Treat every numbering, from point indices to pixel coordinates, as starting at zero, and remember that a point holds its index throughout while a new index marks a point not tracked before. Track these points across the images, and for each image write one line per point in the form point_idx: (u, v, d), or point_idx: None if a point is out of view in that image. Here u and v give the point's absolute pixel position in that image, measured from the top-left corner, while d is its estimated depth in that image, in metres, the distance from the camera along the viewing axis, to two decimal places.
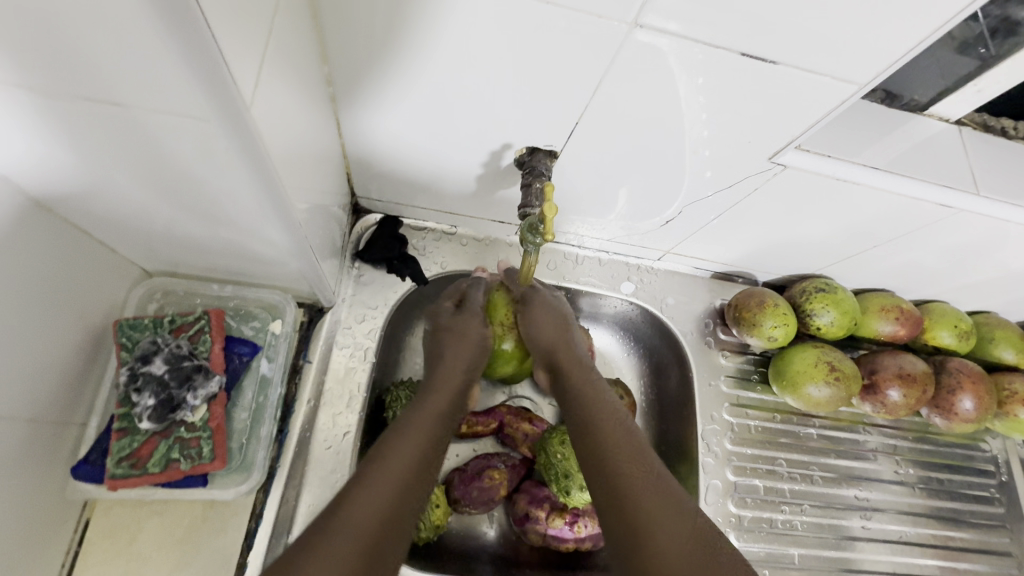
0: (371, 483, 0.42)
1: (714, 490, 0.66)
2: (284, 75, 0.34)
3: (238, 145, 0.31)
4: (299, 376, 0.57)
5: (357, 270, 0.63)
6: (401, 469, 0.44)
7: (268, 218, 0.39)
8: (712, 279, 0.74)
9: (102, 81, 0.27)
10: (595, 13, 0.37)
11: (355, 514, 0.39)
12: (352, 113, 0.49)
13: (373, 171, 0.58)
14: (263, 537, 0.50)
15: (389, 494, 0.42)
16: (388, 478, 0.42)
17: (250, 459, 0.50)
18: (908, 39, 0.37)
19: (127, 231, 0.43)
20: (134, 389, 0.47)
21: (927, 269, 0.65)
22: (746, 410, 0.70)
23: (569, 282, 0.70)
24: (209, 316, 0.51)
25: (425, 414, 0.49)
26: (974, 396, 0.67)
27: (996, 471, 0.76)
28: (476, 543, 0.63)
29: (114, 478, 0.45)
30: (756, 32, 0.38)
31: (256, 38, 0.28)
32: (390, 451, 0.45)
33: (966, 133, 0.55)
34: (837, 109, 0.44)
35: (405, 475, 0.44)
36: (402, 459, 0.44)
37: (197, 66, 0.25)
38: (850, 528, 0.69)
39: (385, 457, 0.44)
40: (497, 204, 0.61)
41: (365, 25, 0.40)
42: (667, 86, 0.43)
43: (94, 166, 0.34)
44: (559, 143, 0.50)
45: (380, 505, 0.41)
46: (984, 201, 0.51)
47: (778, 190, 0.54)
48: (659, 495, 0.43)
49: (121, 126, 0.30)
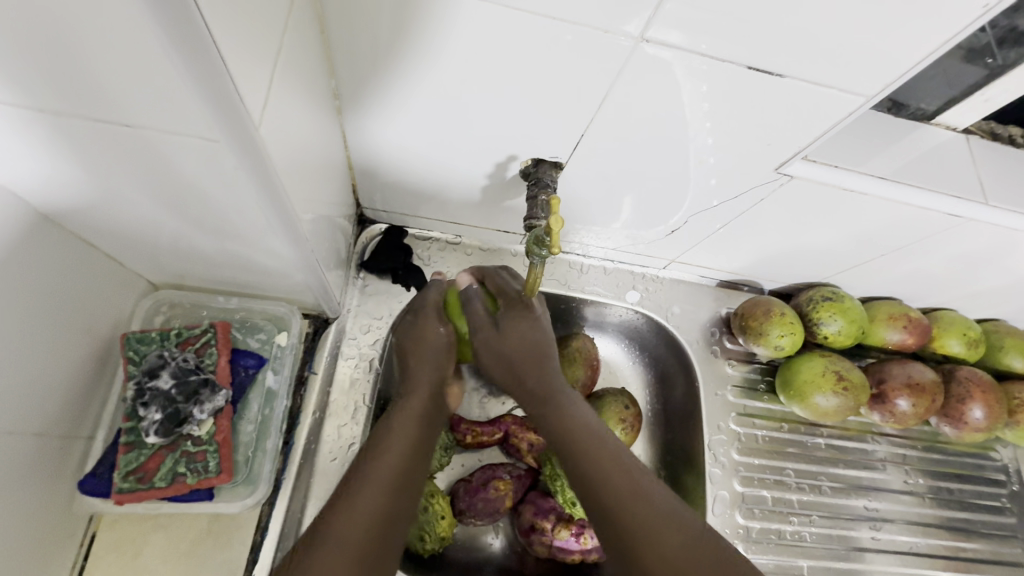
0: (357, 496, 0.41)
1: (721, 501, 0.65)
2: (292, 92, 0.34)
3: (245, 163, 0.31)
4: (304, 388, 0.57)
5: (361, 281, 0.63)
6: (386, 480, 0.43)
7: (274, 231, 0.39)
8: (717, 288, 0.73)
9: (111, 101, 0.27)
10: (601, 27, 0.37)
11: (343, 528, 0.40)
12: (357, 125, 0.49)
13: (379, 181, 0.58)
14: (268, 551, 0.50)
15: (376, 504, 0.42)
16: (375, 490, 0.42)
17: (257, 472, 0.50)
18: (917, 49, 0.37)
19: (134, 244, 0.43)
20: (141, 403, 0.46)
21: (936, 278, 0.64)
22: (753, 420, 0.70)
23: (574, 291, 0.69)
24: (216, 329, 0.51)
25: (406, 421, 0.48)
26: (984, 405, 0.66)
27: (1007, 480, 0.75)
28: (480, 554, 0.63)
29: (121, 493, 0.45)
30: (762, 45, 0.38)
31: (264, 58, 0.28)
32: (376, 458, 0.44)
33: (974, 141, 0.55)
34: (846, 119, 0.43)
35: (390, 487, 0.43)
36: (383, 475, 0.43)
37: (206, 87, 0.25)
38: (860, 539, 0.68)
39: (372, 469, 0.43)
40: (503, 213, 0.61)
41: (372, 39, 0.40)
42: (672, 97, 0.43)
43: (102, 183, 0.34)
44: (564, 154, 0.50)
45: (372, 514, 0.41)
46: (994, 210, 0.51)
47: (785, 199, 0.53)
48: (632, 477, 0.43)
49: (128, 143, 0.30)
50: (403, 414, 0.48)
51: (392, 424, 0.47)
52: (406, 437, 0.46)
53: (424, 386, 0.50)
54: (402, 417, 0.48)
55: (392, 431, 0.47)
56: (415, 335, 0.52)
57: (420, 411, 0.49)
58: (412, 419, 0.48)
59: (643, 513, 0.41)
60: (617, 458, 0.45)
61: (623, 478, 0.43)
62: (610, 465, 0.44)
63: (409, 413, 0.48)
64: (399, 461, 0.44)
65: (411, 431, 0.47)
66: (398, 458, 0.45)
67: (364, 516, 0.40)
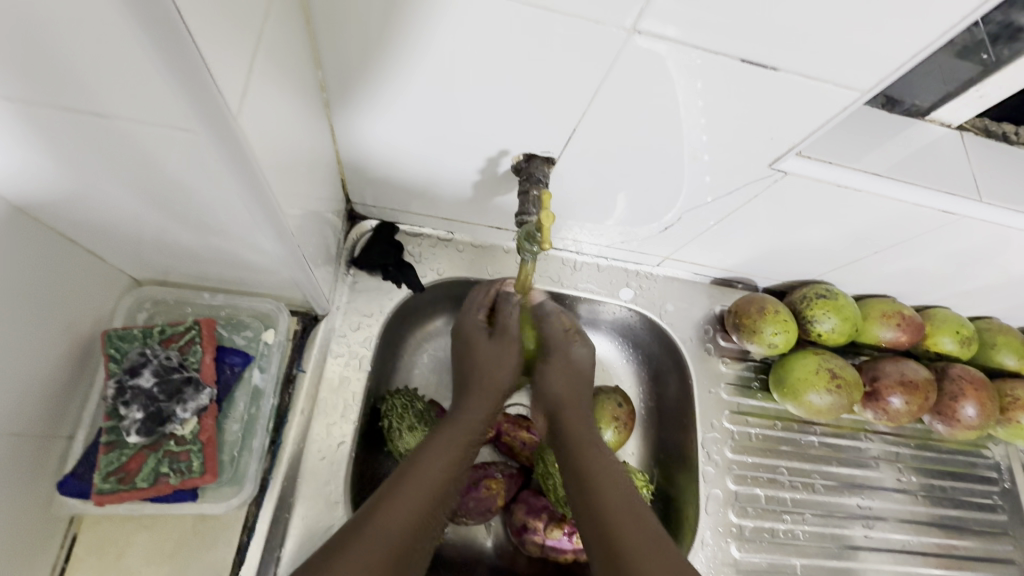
0: (399, 492, 0.43)
1: (714, 499, 0.65)
2: (275, 83, 0.33)
3: (227, 156, 0.30)
4: (292, 386, 0.56)
5: (352, 277, 0.62)
6: (433, 480, 0.45)
7: (259, 227, 0.38)
8: (711, 285, 0.73)
9: (83, 89, 0.26)
10: (592, 19, 0.36)
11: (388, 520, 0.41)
12: (346, 120, 0.48)
13: (368, 177, 0.57)
14: (256, 551, 0.50)
15: (421, 503, 0.43)
16: (422, 488, 0.44)
17: (242, 472, 0.50)
18: (913, 42, 0.36)
19: (115, 239, 0.42)
20: (122, 402, 0.45)
21: (930, 275, 0.64)
22: (746, 418, 0.69)
23: (567, 288, 0.69)
24: (200, 326, 0.50)
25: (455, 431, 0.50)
26: (977, 403, 0.66)
27: (998, 478, 0.75)
28: (472, 555, 0.62)
29: (101, 494, 0.44)
30: (757, 38, 0.37)
31: (243, 47, 0.28)
32: (426, 458, 0.46)
33: (968, 138, 0.55)
34: (840, 114, 0.43)
35: (434, 490, 0.45)
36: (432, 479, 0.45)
37: (182, 76, 0.25)
38: (853, 537, 0.68)
39: (420, 466, 0.45)
40: (494, 210, 0.60)
41: (360, 31, 0.39)
42: (666, 91, 0.42)
43: (81, 176, 0.33)
44: (556, 149, 0.50)
45: (415, 508, 0.43)
46: (987, 207, 0.51)
47: (779, 196, 0.53)
48: (653, 527, 0.42)
49: (104, 134, 0.29)
50: (460, 426, 0.50)
51: (444, 431, 0.50)
52: (453, 450, 0.48)
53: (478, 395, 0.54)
54: (454, 428, 0.50)
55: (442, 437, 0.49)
56: (485, 348, 0.56)
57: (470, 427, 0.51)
58: (462, 430, 0.50)
59: (655, 558, 0.40)
60: (640, 512, 0.44)
61: (643, 529, 0.42)
62: (630, 513, 0.43)
63: (464, 425, 0.51)
64: (445, 469, 0.47)
65: (459, 438, 0.49)
66: (446, 463, 0.47)
67: (409, 511, 0.42)
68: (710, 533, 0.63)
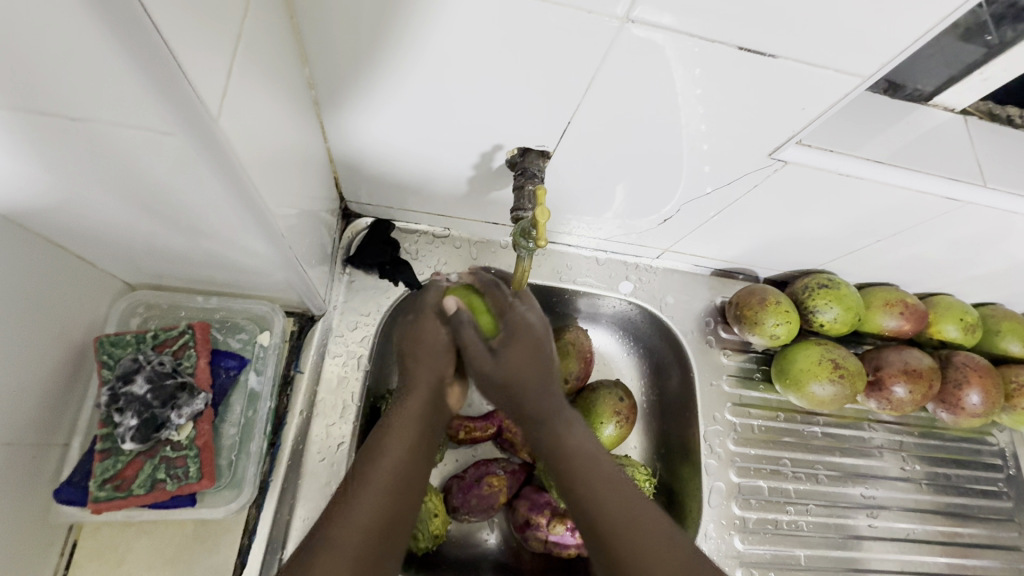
0: (351, 506, 0.39)
1: (717, 492, 0.65)
2: (257, 80, 0.32)
3: (206, 157, 0.29)
4: (291, 387, 0.56)
5: (348, 276, 0.62)
6: (386, 485, 0.41)
7: (248, 229, 0.38)
8: (712, 277, 0.72)
9: (57, 95, 0.25)
10: (585, 8, 0.35)
11: (338, 538, 0.37)
12: (338, 118, 0.48)
13: (362, 174, 0.56)
14: (258, 554, 0.49)
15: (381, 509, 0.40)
16: (371, 501, 0.40)
17: (240, 475, 0.49)
18: (913, 29, 0.36)
19: (104, 244, 0.42)
20: (116, 409, 0.45)
21: (934, 262, 0.63)
22: (749, 410, 0.69)
23: (567, 283, 0.68)
24: (194, 330, 0.50)
25: (401, 428, 0.45)
26: (981, 390, 0.65)
27: (1003, 465, 0.75)
28: (475, 551, 0.62)
29: (98, 501, 0.44)
30: (754, 25, 0.36)
31: (222, 46, 0.27)
32: (377, 464, 0.42)
33: (973, 122, 0.54)
34: (841, 101, 0.42)
35: (389, 498, 0.40)
36: (385, 479, 0.41)
37: (156, 78, 0.24)
38: (857, 527, 0.68)
39: (373, 471, 0.41)
40: (490, 205, 0.60)
41: (347, 27, 0.38)
42: (663, 81, 0.41)
43: (63, 182, 0.32)
44: (551, 142, 0.49)
45: (371, 521, 0.39)
46: (992, 192, 0.50)
47: (780, 185, 0.52)
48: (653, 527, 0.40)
49: (83, 139, 0.28)
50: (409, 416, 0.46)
51: (387, 435, 0.44)
52: (403, 443, 0.44)
53: (423, 391, 0.47)
54: (402, 422, 0.45)
55: (392, 432, 0.44)
56: (415, 334, 0.49)
57: (419, 417, 0.46)
58: (408, 423, 0.45)
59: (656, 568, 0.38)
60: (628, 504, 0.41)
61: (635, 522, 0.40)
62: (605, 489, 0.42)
63: (408, 419, 0.45)
64: (399, 467, 0.42)
65: (412, 431, 0.45)
66: (398, 466, 0.42)
67: (359, 528, 0.38)
68: (714, 526, 0.63)
